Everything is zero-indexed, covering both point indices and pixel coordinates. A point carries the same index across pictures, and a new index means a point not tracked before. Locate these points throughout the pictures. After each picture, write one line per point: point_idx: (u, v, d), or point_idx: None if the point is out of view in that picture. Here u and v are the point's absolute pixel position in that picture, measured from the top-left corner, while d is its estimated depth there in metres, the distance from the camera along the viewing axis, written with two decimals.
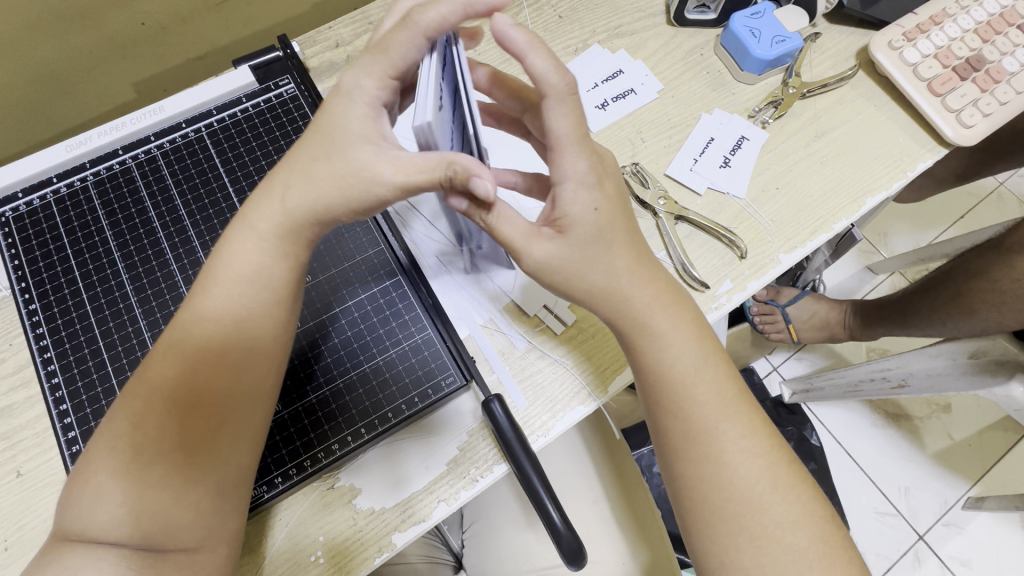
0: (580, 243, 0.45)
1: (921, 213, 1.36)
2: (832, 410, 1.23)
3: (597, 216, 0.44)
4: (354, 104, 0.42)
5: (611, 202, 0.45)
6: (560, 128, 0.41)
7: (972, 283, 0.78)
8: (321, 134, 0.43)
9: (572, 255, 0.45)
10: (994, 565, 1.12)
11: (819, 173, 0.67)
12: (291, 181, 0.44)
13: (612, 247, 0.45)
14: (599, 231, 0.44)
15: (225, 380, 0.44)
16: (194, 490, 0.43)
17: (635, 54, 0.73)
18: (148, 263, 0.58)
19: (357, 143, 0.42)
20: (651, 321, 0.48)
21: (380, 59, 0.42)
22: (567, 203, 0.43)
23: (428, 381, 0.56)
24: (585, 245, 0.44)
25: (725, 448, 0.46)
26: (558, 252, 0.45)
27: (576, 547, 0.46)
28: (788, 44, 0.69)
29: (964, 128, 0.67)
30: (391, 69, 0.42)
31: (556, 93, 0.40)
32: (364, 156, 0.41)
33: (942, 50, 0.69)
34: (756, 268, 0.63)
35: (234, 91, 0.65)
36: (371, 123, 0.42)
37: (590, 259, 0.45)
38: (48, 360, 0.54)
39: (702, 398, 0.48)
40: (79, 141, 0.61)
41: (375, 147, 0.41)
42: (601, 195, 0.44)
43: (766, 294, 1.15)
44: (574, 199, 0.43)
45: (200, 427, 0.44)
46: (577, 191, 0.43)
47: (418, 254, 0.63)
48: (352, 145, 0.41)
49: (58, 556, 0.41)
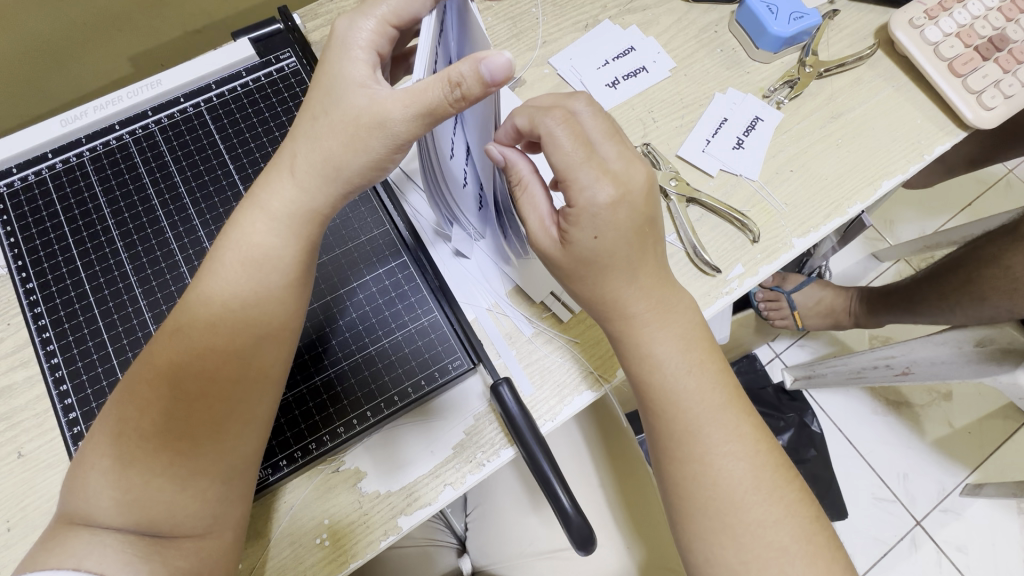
0: (574, 261, 0.46)
1: (929, 199, 1.35)
2: (834, 397, 1.23)
3: (597, 244, 0.44)
4: (350, 49, 0.42)
5: (625, 231, 0.44)
6: (564, 155, 0.42)
7: (983, 270, 0.77)
8: (321, 89, 0.42)
9: (568, 266, 0.46)
10: (990, 550, 1.13)
11: (833, 155, 0.65)
12: (299, 150, 0.42)
13: (609, 270, 0.46)
14: (597, 256, 0.45)
15: (233, 367, 0.43)
16: (198, 479, 0.42)
17: (648, 31, 0.71)
18: (148, 242, 0.56)
19: (357, 91, 0.40)
20: (651, 321, 0.48)
21: (379, 5, 0.42)
22: (572, 225, 0.44)
23: (434, 364, 0.55)
24: (583, 262, 0.45)
25: (726, 437, 0.46)
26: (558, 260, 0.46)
27: (586, 533, 0.45)
28: (806, 21, 0.67)
29: (984, 110, 0.65)
30: (392, 16, 0.42)
31: (552, 122, 0.43)
32: (365, 101, 0.40)
33: (965, 29, 0.67)
34: (768, 253, 0.62)
35: (233, 65, 0.62)
36: (367, 68, 0.41)
37: (584, 276, 0.46)
38: (47, 340, 0.53)
39: (702, 385, 0.47)
40: (74, 115, 0.59)
41: (370, 92, 0.40)
42: (605, 226, 0.43)
43: (772, 281, 1.15)
44: (580, 225, 0.44)
45: (204, 417, 0.42)
46: (583, 218, 0.43)
47: (424, 232, 0.61)
48: (352, 93, 0.40)
49: (59, 542, 0.40)
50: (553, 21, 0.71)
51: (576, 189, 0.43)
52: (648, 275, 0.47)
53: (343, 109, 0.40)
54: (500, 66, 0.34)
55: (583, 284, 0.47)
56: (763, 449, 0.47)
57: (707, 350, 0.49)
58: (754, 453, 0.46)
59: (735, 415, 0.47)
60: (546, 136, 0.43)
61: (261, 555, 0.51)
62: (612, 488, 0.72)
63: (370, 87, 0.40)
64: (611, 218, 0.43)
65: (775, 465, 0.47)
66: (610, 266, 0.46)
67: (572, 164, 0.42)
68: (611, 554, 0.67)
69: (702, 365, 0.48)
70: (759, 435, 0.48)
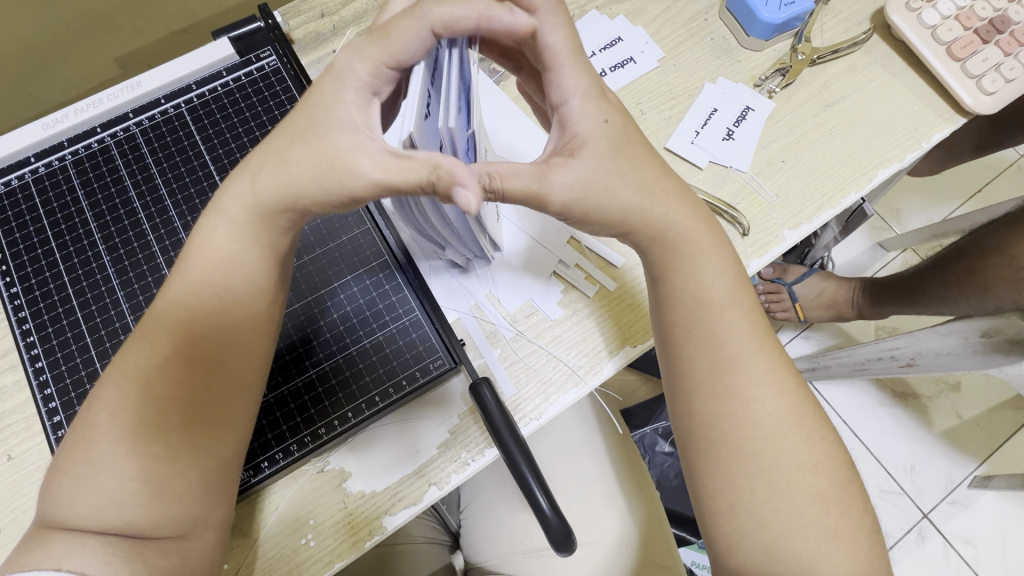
0: (595, 157, 0.40)
1: (937, 186, 1.32)
2: (839, 389, 1.21)
3: (608, 129, 0.40)
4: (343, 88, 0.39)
5: (619, 113, 0.41)
6: (553, 39, 0.39)
7: (986, 259, 0.75)
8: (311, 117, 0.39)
9: (595, 179, 0.40)
10: (998, 543, 1.11)
11: (827, 144, 0.64)
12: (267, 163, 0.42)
13: (633, 163, 0.41)
14: (614, 147, 0.40)
15: (210, 366, 0.43)
16: (174, 480, 0.42)
17: (635, 20, 0.69)
18: (129, 244, 0.56)
19: (347, 132, 0.38)
20: None
21: (377, 45, 0.37)
22: (576, 121, 0.40)
23: (416, 363, 0.55)
24: (608, 156, 0.40)
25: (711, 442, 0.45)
26: (585, 173, 0.40)
27: (566, 534, 0.44)
28: (797, 6, 0.65)
29: (984, 95, 0.63)
30: (388, 56, 0.38)
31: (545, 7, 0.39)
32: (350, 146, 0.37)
33: (964, 11, 0.65)
34: (758, 246, 0.60)
35: (214, 64, 0.62)
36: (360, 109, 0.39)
37: (611, 182, 0.41)
38: (31, 344, 0.53)
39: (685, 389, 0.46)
40: (55, 118, 0.59)
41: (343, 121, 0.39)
42: (609, 108, 0.41)
43: (772, 273, 1.13)
44: (580, 119, 0.40)
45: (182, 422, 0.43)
46: (582, 108, 0.40)
47: (410, 245, 0.60)
48: (341, 136, 0.38)
49: (38, 544, 0.40)
50: None
51: (564, 80, 0.39)
52: (661, 191, 0.43)
53: (328, 145, 0.38)
54: (469, 199, 0.32)
55: (610, 196, 0.41)
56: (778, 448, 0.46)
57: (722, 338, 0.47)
58: None
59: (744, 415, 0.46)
60: (539, 20, 0.39)
61: (247, 556, 0.51)
62: (606, 484, 0.71)
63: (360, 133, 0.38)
64: (602, 99, 0.40)
65: None
66: (626, 168, 0.41)
67: (551, 63, 0.39)
68: (599, 552, 0.68)
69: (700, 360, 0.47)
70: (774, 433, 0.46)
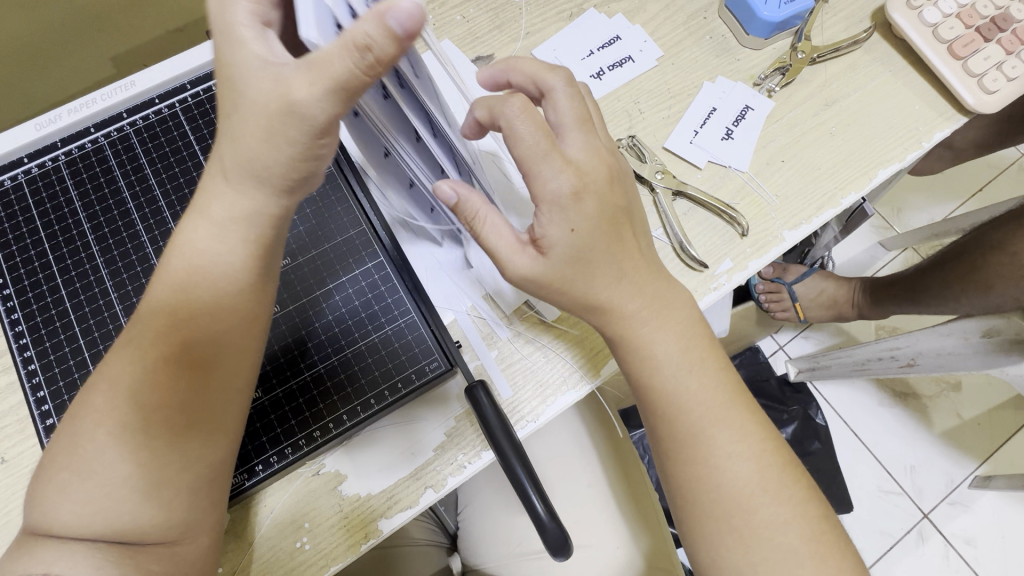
0: (559, 262, 0.42)
1: (938, 185, 1.31)
2: (839, 389, 1.20)
3: (574, 237, 0.41)
4: (232, 30, 0.35)
5: (596, 224, 0.41)
6: (525, 138, 0.39)
7: (988, 257, 0.75)
8: (224, 84, 0.36)
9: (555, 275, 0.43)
10: (999, 543, 1.11)
11: (827, 144, 0.63)
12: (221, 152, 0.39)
13: (596, 263, 0.43)
14: (577, 250, 0.42)
15: (195, 370, 0.42)
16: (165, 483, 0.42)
17: (634, 19, 0.69)
18: (123, 245, 0.56)
19: (261, 71, 0.35)
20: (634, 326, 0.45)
21: None
22: (542, 224, 0.41)
23: (412, 365, 0.54)
24: (570, 262, 0.42)
25: (706, 446, 0.45)
26: (544, 269, 0.43)
27: (562, 538, 0.43)
28: (797, 4, 0.65)
29: (986, 93, 0.62)
30: None
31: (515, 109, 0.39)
32: (269, 83, 0.34)
33: (966, 9, 0.65)
34: (757, 247, 0.60)
35: (208, 64, 0.62)
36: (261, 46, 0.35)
37: (572, 278, 0.43)
38: (24, 347, 0.53)
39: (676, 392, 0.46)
40: (49, 119, 0.58)
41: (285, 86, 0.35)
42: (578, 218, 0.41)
43: (772, 272, 1.11)
44: (547, 226, 0.41)
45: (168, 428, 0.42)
46: (551, 214, 0.41)
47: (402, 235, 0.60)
48: (256, 77, 0.34)
49: (27, 550, 0.40)
50: (536, 11, 0.68)
51: (538, 182, 0.40)
52: None
53: (248, 98, 0.35)
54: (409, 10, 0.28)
55: (567, 292, 0.44)
56: (773, 451, 0.46)
57: (710, 349, 0.48)
58: (757, 451, 0.45)
59: (745, 419, 0.46)
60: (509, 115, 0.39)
61: (243, 560, 0.51)
62: (604, 487, 0.71)
63: (275, 65, 0.35)
64: (574, 209, 0.40)
65: (758, 467, 0.45)
66: (587, 270, 0.43)
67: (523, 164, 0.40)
68: (596, 555, 0.67)
69: (705, 362, 0.47)
70: (763, 438, 0.46)
